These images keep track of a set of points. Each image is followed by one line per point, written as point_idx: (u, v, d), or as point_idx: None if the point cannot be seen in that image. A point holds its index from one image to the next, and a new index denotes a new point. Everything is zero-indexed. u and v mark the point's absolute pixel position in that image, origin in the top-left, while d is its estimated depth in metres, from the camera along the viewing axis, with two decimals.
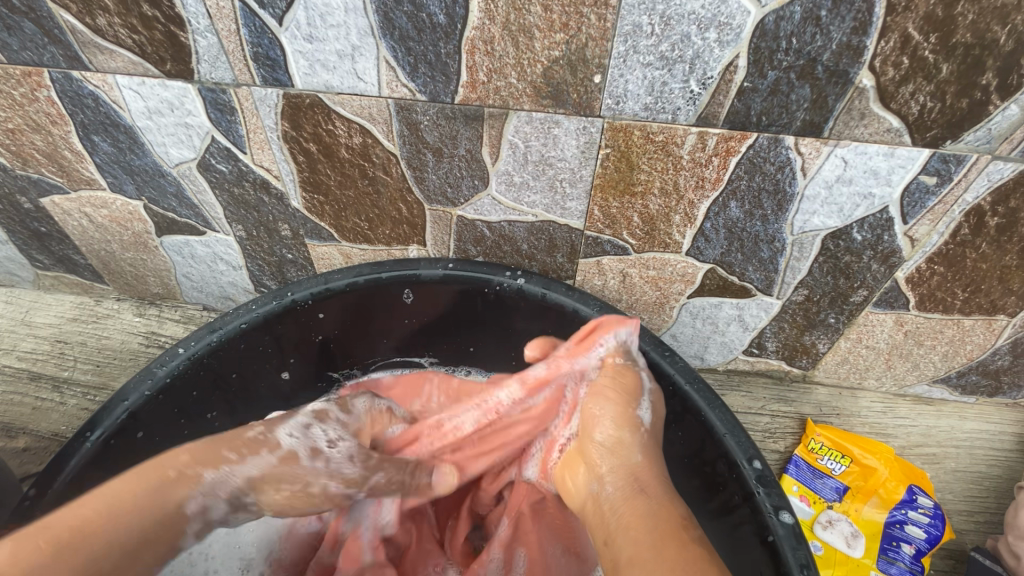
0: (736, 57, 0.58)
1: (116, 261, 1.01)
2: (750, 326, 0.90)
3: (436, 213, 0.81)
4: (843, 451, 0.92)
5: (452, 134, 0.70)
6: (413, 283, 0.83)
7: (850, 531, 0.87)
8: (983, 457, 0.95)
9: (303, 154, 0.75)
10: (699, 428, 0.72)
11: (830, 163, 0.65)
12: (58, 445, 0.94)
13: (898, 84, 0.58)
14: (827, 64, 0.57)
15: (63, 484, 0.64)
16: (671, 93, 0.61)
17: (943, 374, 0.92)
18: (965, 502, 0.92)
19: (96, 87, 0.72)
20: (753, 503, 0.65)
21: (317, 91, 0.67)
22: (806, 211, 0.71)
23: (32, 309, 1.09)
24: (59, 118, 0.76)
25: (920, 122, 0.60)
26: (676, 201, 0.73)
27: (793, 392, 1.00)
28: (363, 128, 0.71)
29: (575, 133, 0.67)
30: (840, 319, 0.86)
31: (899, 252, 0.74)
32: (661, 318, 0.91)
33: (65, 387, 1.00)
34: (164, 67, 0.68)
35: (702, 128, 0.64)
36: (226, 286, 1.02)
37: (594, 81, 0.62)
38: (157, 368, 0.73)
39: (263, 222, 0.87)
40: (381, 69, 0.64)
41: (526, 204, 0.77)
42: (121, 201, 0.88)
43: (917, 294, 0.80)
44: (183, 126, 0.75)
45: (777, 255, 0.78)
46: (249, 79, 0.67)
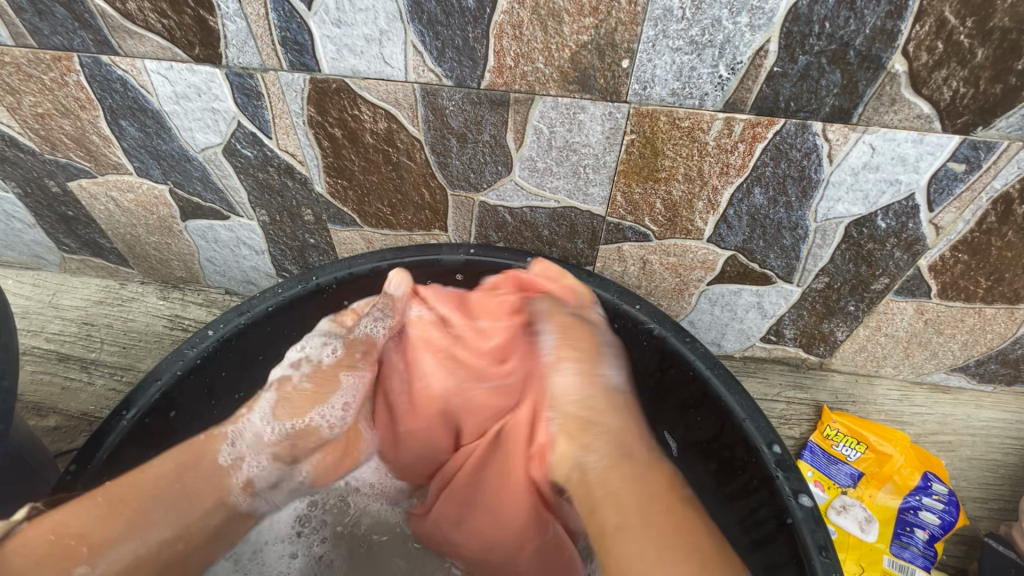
0: (767, 42, 0.57)
1: (141, 245, 1.02)
2: (769, 313, 0.90)
3: (458, 199, 0.82)
4: (858, 438, 0.93)
5: (477, 120, 0.70)
6: (435, 268, 0.84)
7: (864, 516, 0.88)
8: (999, 445, 0.95)
9: (327, 139, 0.76)
10: (720, 413, 0.73)
11: (858, 149, 0.65)
12: (88, 424, 0.97)
13: (931, 69, 0.57)
14: (860, 49, 0.57)
15: (104, 460, 0.67)
16: (699, 78, 0.61)
17: (962, 362, 0.92)
18: (980, 489, 0.92)
19: (124, 71, 0.72)
20: (773, 486, 0.66)
21: (344, 76, 0.68)
22: (831, 198, 0.71)
23: (59, 292, 1.12)
24: (87, 103, 0.77)
25: (952, 108, 0.59)
26: (700, 187, 0.73)
27: (809, 378, 1.01)
28: (388, 113, 0.72)
29: (600, 118, 0.67)
30: (860, 307, 0.86)
31: (923, 239, 0.74)
32: (679, 304, 0.92)
33: (93, 368, 1.03)
34: (192, 51, 0.69)
35: (729, 113, 0.64)
36: (248, 270, 1.03)
37: (622, 66, 0.62)
38: (188, 349, 0.74)
39: (287, 206, 0.88)
40: (408, 54, 0.64)
41: (548, 190, 0.77)
42: (147, 185, 0.89)
43: (939, 282, 0.79)
44: (210, 111, 0.76)
45: (799, 242, 0.78)
46: (277, 63, 0.68)
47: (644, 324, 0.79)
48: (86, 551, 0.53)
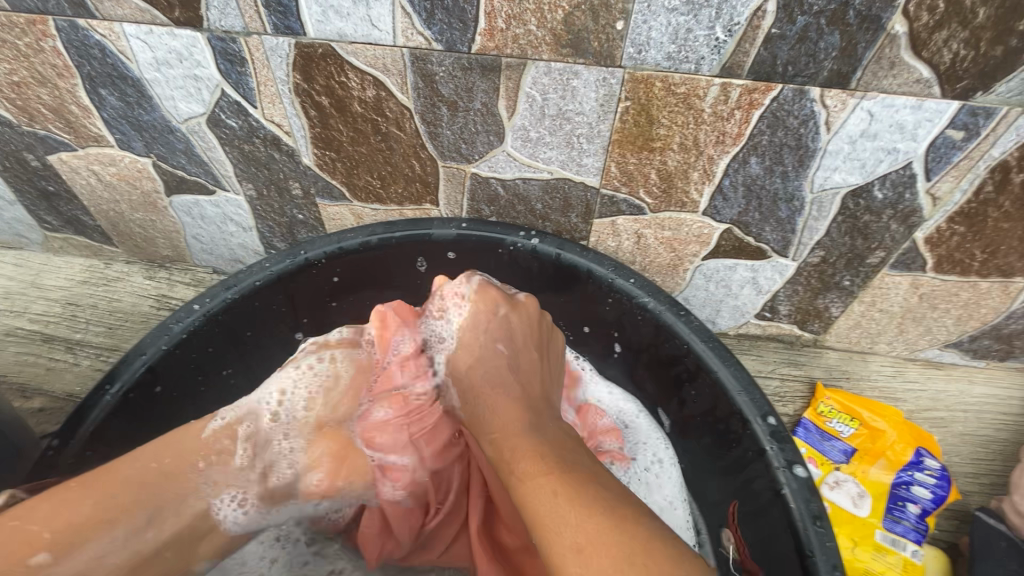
0: (765, 1, 0.56)
1: (125, 222, 1.00)
2: (764, 289, 0.90)
3: (449, 171, 0.80)
4: (852, 414, 0.93)
5: (468, 86, 0.68)
6: (426, 243, 0.82)
7: (857, 492, 0.89)
8: (991, 421, 0.95)
9: (314, 107, 0.74)
10: (714, 387, 0.72)
11: (856, 116, 0.64)
12: (73, 405, 0.96)
13: (931, 30, 0.56)
14: (859, 9, 0.55)
15: (86, 436, 0.65)
16: (695, 41, 0.60)
17: (955, 338, 0.92)
18: (971, 464, 0.93)
19: (102, 36, 0.70)
20: (766, 458, 0.66)
21: (330, 39, 0.66)
22: (828, 167, 0.70)
23: (42, 273, 1.09)
24: (65, 70, 0.75)
25: (952, 72, 0.58)
26: (696, 157, 0.72)
27: (803, 356, 1.00)
28: (376, 79, 0.70)
29: (594, 84, 0.65)
30: (855, 282, 0.85)
31: (919, 211, 0.73)
32: (674, 280, 0.91)
33: (78, 348, 1.01)
34: (173, 14, 0.66)
35: (726, 79, 0.63)
36: (236, 248, 1.01)
37: (616, 28, 0.60)
38: (173, 324, 0.72)
39: (274, 180, 0.86)
40: (396, 15, 0.62)
41: (541, 161, 0.76)
42: (129, 158, 0.87)
43: (935, 255, 0.79)
44: (193, 79, 0.73)
45: (795, 215, 0.77)
46: (260, 27, 0.66)
47: (637, 298, 0.78)
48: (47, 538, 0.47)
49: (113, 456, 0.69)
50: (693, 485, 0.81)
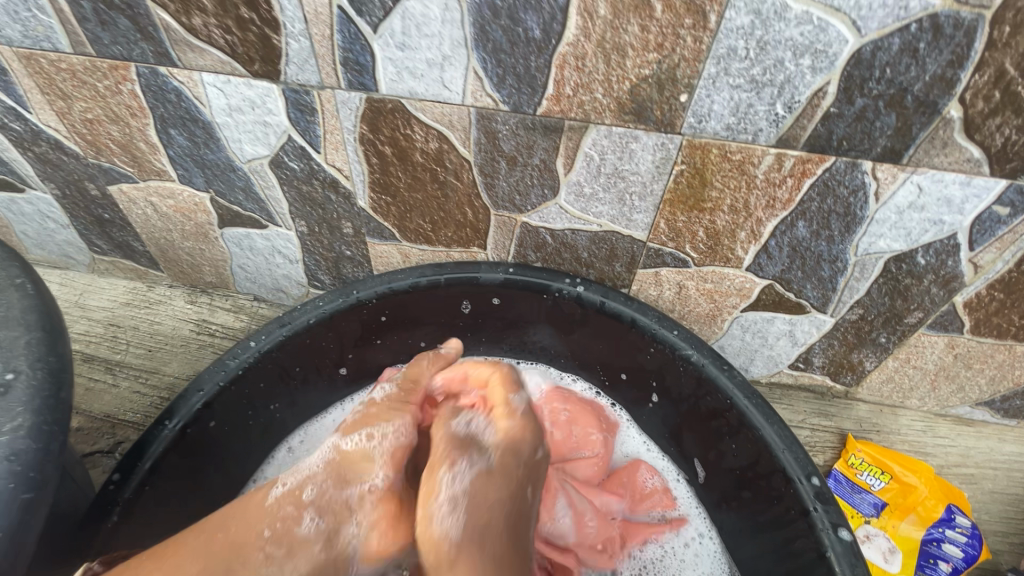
0: (827, 83, 0.59)
1: (174, 249, 1.03)
2: (800, 341, 0.91)
3: (501, 219, 0.82)
4: (883, 468, 0.94)
5: (529, 144, 0.71)
6: (473, 286, 0.85)
7: (888, 547, 0.89)
8: (1021, 480, 0.96)
9: (376, 156, 0.77)
10: (757, 443, 0.73)
11: (905, 189, 0.66)
12: (111, 427, 0.98)
13: (985, 116, 0.58)
14: (917, 95, 0.58)
15: (146, 470, 0.66)
16: (755, 114, 0.62)
17: (988, 397, 0.93)
18: (1001, 523, 0.93)
19: (180, 83, 0.73)
20: (810, 519, 0.67)
21: (401, 96, 0.69)
22: (873, 234, 0.72)
23: (86, 293, 1.12)
24: (139, 111, 0.78)
25: (1002, 154, 0.61)
26: (744, 218, 0.74)
27: (833, 406, 1.02)
28: (440, 134, 0.72)
29: (652, 148, 0.68)
30: (891, 339, 0.87)
31: (961, 277, 0.75)
32: (711, 329, 0.93)
33: (118, 370, 1.03)
34: (251, 67, 0.69)
35: (781, 149, 0.65)
36: (280, 278, 1.04)
37: (679, 100, 0.63)
38: (230, 360, 0.74)
39: (327, 219, 0.89)
40: (468, 79, 0.65)
41: (592, 214, 0.78)
42: (188, 192, 0.90)
43: (972, 318, 0.80)
44: (262, 124, 0.76)
45: (837, 275, 0.79)
46: (335, 82, 0.69)
47: (680, 350, 0.79)
48: None
49: (166, 489, 0.70)
50: (734, 543, 0.81)
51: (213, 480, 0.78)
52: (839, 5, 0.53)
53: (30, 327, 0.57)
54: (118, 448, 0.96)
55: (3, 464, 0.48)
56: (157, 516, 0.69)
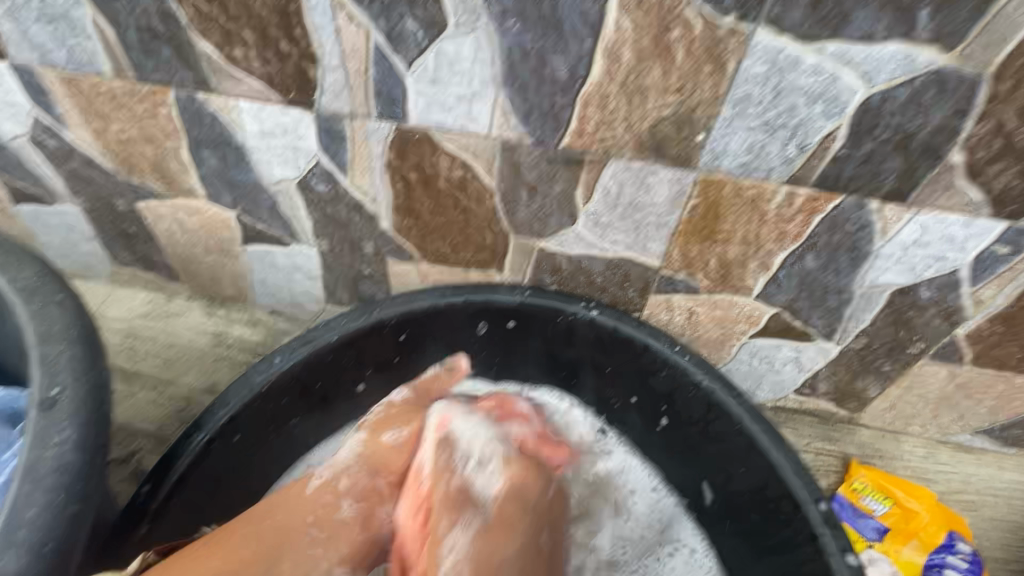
0: (837, 128, 0.62)
1: (196, 263, 1.05)
2: (806, 367, 0.94)
3: (519, 243, 0.85)
4: (886, 493, 0.96)
5: (550, 175, 0.74)
6: (489, 307, 0.87)
7: (890, 571, 0.90)
8: (1021, 507, 0.98)
9: (402, 181, 0.80)
10: (766, 467, 0.76)
11: (910, 227, 0.69)
12: (127, 437, 1.00)
13: (987, 162, 0.61)
14: (922, 141, 0.61)
15: (174, 480, 0.69)
16: (768, 154, 0.65)
17: (987, 425, 0.96)
18: (1002, 550, 0.95)
19: (216, 108, 0.76)
20: (820, 544, 0.70)
21: (429, 127, 0.72)
22: (879, 267, 0.75)
23: (106, 302, 1.14)
24: (174, 133, 0.81)
25: (1003, 197, 0.64)
26: (755, 249, 0.77)
27: (837, 431, 1.04)
28: (465, 163, 0.75)
29: (668, 182, 0.71)
30: (894, 367, 0.90)
31: (962, 310, 0.78)
32: (719, 354, 0.95)
33: (134, 381, 1.06)
34: (287, 96, 0.72)
35: (792, 187, 0.68)
36: (298, 294, 1.06)
37: (696, 139, 0.66)
38: (254, 376, 0.77)
39: (349, 239, 0.92)
40: (494, 113, 0.69)
41: (608, 242, 0.81)
42: (215, 210, 0.93)
43: (973, 350, 0.83)
44: (292, 149, 0.79)
45: (843, 305, 0.81)
46: (366, 112, 0.72)
47: (691, 375, 0.82)
48: None
49: (193, 500, 0.73)
50: (733, 558, 0.85)
51: (235, 492, 0.80)
52: (851, 58, 0.56)
53: (71, 340, 0.59)
54: (133, 458, 0.99)
55: (53, 476, 0.52)
56: (180, 527, 0.72)
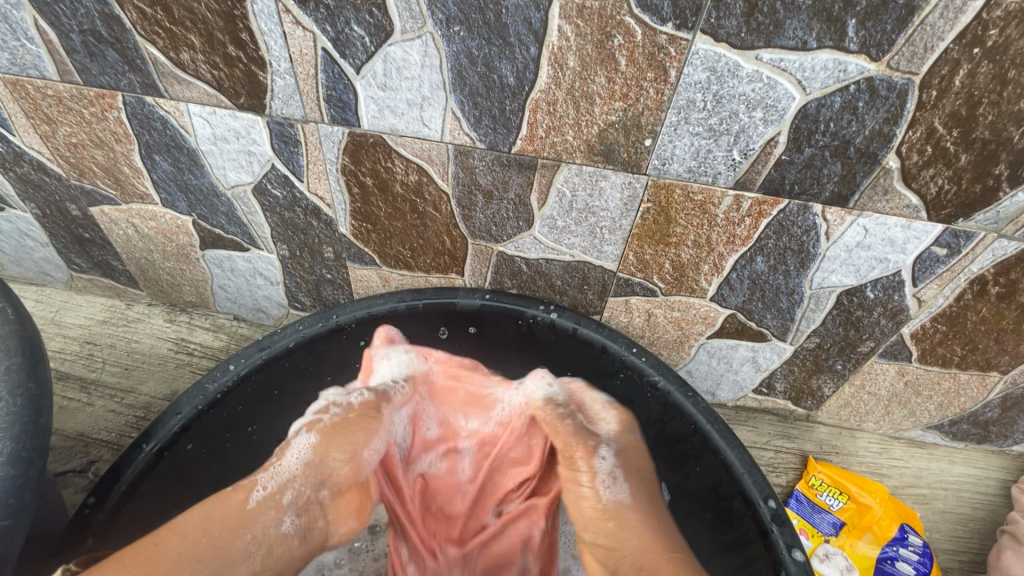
0: (778, 134, 0.63)
1: (155, 269, 1.03)
2: (763, 367, 0.96)
3: (477, 247, 0.86)
4: (841, 488, 0.98)
5: (504, 179, 0.74)
6: (450, 311, 0.88)
7: (845, 565, 0.93)
8: (969, 499, 1.01)
9: (358, 186, 0.79)
10: (720, 466, 0.77)
11: (852, 230, 0.71)
12: (83, 446, 0.97)
13: (920, 167, 0.64)
14: (859, 146, 0.63)
15: (122, 492, 0.68)
16: (714, 159, 0.67)
17: (937, 421, 0.99)
18: (951, 542, 0.98)
19: (166, 112, 0.75)
20: (770, 539, 0.71)
21: (382, 132, 0.72)
22: (826, 269, 0.77)
23: (63, 309, 1.12)
24: (124, 137, 0.80)
25: (937, 202, 0.66)
26: (707, 252, 0.78)
27: (796, 429, 1.06)
28: (420, 167, 0.76)
29: (620, 187, 0.72)
30: (846, 366, 0.92)
31: (906, 310, 0.80)
32: (679, 354, 0.96)
33: (92, 389, 1.03)
34: (237, 100, 0.72)
35: (739, 191, 0.70)
36: (260, 299, 1.05)
37: (644, 144, 0.67)
38: (208, 383, 0.76)
39: (308, 243, 0.91)
40: (446, 118, 0.69)
41: (565, 245, 0.82)
42: (171, 215, 0.91)
43: (919, 348, 0.86)
44: (246, 153, 0.79)
45: (795, 306, 0.83)
46: (318, 117, 0.71)
47: (648, 376, 0.83)
48: None
49: (142, 513, 0.71)
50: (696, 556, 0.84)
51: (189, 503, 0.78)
52: (786, 66, 0.58)
53: (11, 351, 0.58)
54: (91, 468, 0.95)
55: None
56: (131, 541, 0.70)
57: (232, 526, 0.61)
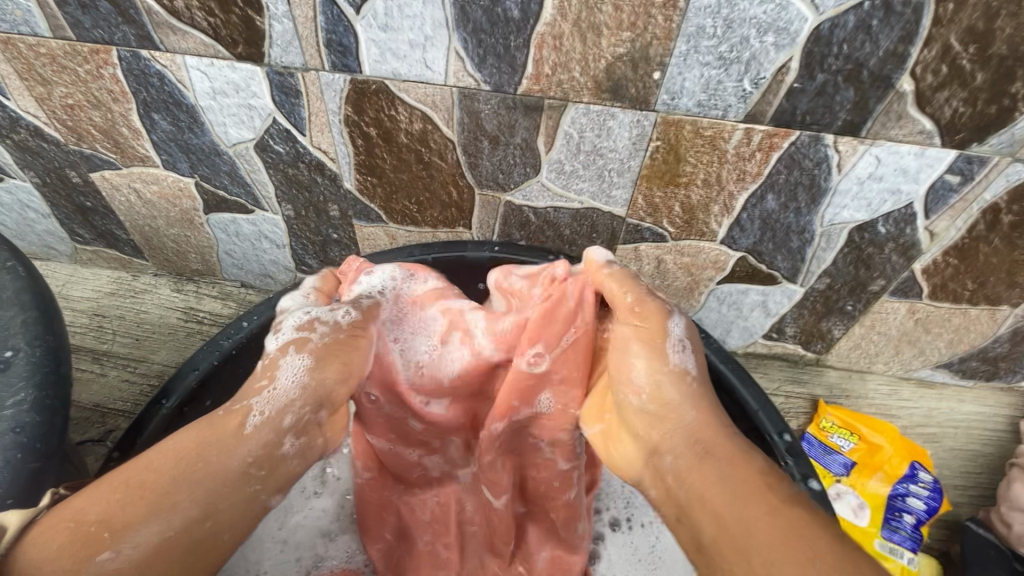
0: (790, 59, 0.62)
1: (159, 237, 1.03)
2: (773, 312, 0.96)
3: (484, 198, 0.85)
4: (852, 430, 0.99)
5: (510, 123, 0.73)
6: (459, 264, 0.87)
7: (857, 503, 0.94)
8: (978, 437, 1.03)
9: (361, 137, 0.78)
10: (732, 405, 0.78)
11: (865, 160, 0.70)
12: (100, 416, 0.98)
13: (934, 89, 0.62)
14: (873, 70, 0.62)
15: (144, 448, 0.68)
16: (724, 91, 0.66)
17: (946, 359, 0.99)
18: (961, 477, 0.99)
19: (163, 66, 0.74)
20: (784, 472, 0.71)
21: (384, 78, 0.71)
22: (837, 205, 0.76)
23: (69, 283, 1.11)
24: (121, 95, 0.78)
25: (952, 125, 0.65)
26: (717, 192, 0.78)
27: (805, 374, 1.07)
28: (424, 114, 0.74)
29: (628, 125, 0.71)
30: (857, 306, 0.92)
31: (918, 244, 0.80)
32: (689, 302, 0.97)
33: (105, 360, 1.03)
34: (235, 49, 0.70)
35: (750, 124, 0.69)
36: (266, 264, 1.05)
37: (653, 77, 0.66)
38: (224, 340, 0.76)
39: (313, 202, 0.90)
40: (449, 59, 0.68)
41: (573, 191, 0.81)
42: (173, 178, 0.90)
43: (930, 284, 0.86)
44: (246, 107, 0.77)
45: (805, 246, 0.83)
46: (319, 64, 0.70)
47: None
48: (108, 536, 0.43)
49: None
50: None
51: None
52: None
53: (25, 306, 0.58)
54: (109, 436, 0.96)
55: (9, 435, 0.51)
56: None
57: (216, 442, 0.50)
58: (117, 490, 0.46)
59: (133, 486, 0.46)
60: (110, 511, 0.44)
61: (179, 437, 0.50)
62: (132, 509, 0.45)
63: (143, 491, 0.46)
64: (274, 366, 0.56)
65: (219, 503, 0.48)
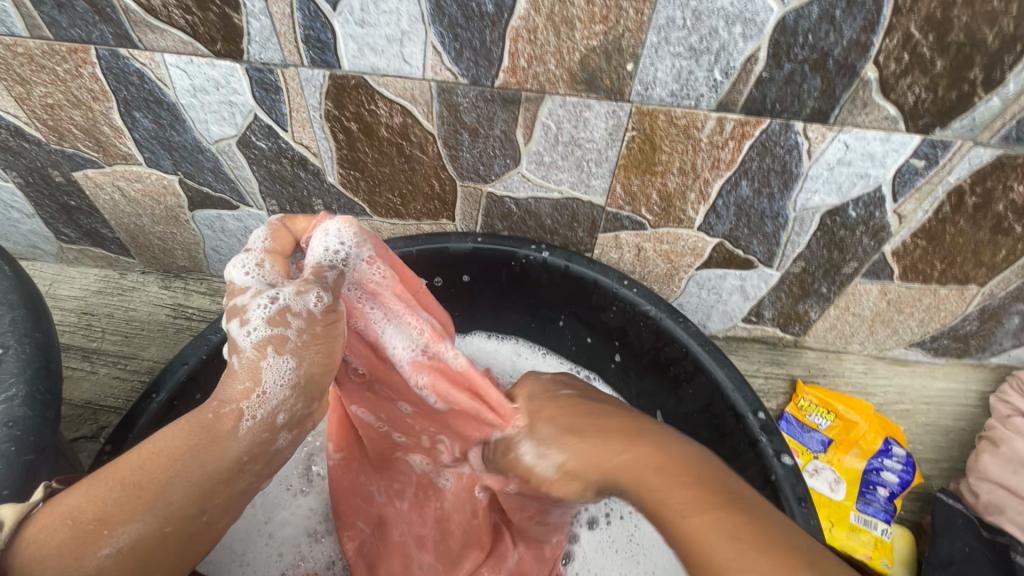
0: (758, 49, 0.64)
1: (145, 234, 1.03)
2: (751, 295, 0.99)
3: (466, 190, 0.86)
4: (828, 408, 1.03)
5: (489, 116, 0.75)
6: (443, 255, 0.89)
7: (833, 478, 0.98)
8: (949, 411, 1.06)
9: (343, 132, 0.79)
10: (709, 385, 0.80)
11: (833, 146, 0.72)
12: (93, 412, 0.99)
13: (898, 77, 0.64)
14: (838, 59, 0.64)
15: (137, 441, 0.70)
16: (696, 81, 0.67)
17: (919, 338, 1.03)
18: (933, 451, 1.03)
19: (142, 65, 0.74)
20: (759, 448, 0.75)
21: (363, 73, 0.71)
22: (808, 190, 0.79)
23: (56, 282, 1.12)
24: (101, 94, 0.79)
25: (915, 111, 0.67)
26: (693, 179, 0.80)
27: (784, 355, 1.10)
28: (404, 108, 0.76)
29: (604, 116, 0.73)
30: (831, 289, 0.95)
31: (887, 227, 0.83)
32: (670, 287, 0.99)
33: (95, 357, 1.04)
34: (214, 47, 0.71)
35: (722, 113, 0.70)
36: None
37: (626, 69, 0.67)
38: (212, 334, 0.77)
39: (297, 197, 0.91)
40: (427, 53, 0.69)
41: (553, 182, 0.83)
42: (156, 175, 0.91)
43: (900, 265, 0.89)
44: (227, 104, 0.78)
45: (779, 230, 0.85)
46: (298, 60, 0.71)
47: (640, 306, 0.85)
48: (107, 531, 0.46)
49: None
50: None
51: None
52: None
53: (12, 305, 0.59)
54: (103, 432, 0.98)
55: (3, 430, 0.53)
56: None
57: (201, 447, 0.50)
58: (114, 487, 0.47)
59: (130, 477, 0.48)
60: (108, 508, 0.46)
61: (171, 435, 0.50)
62: (126, 510, 0.47)
63: (139, 489, 0.47)
64: (255, 368, 0.54)
65: (214, 497, 0.50)
